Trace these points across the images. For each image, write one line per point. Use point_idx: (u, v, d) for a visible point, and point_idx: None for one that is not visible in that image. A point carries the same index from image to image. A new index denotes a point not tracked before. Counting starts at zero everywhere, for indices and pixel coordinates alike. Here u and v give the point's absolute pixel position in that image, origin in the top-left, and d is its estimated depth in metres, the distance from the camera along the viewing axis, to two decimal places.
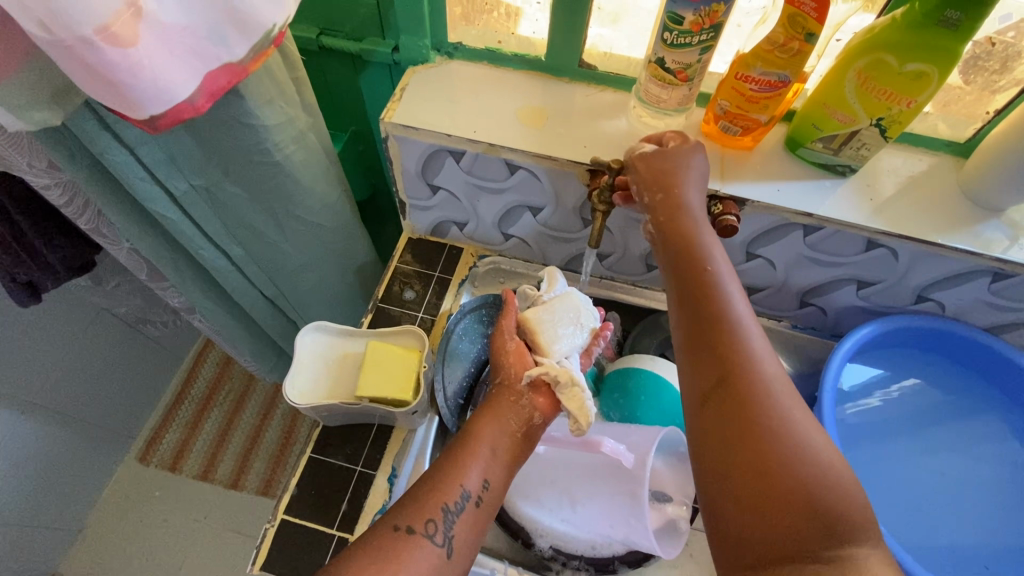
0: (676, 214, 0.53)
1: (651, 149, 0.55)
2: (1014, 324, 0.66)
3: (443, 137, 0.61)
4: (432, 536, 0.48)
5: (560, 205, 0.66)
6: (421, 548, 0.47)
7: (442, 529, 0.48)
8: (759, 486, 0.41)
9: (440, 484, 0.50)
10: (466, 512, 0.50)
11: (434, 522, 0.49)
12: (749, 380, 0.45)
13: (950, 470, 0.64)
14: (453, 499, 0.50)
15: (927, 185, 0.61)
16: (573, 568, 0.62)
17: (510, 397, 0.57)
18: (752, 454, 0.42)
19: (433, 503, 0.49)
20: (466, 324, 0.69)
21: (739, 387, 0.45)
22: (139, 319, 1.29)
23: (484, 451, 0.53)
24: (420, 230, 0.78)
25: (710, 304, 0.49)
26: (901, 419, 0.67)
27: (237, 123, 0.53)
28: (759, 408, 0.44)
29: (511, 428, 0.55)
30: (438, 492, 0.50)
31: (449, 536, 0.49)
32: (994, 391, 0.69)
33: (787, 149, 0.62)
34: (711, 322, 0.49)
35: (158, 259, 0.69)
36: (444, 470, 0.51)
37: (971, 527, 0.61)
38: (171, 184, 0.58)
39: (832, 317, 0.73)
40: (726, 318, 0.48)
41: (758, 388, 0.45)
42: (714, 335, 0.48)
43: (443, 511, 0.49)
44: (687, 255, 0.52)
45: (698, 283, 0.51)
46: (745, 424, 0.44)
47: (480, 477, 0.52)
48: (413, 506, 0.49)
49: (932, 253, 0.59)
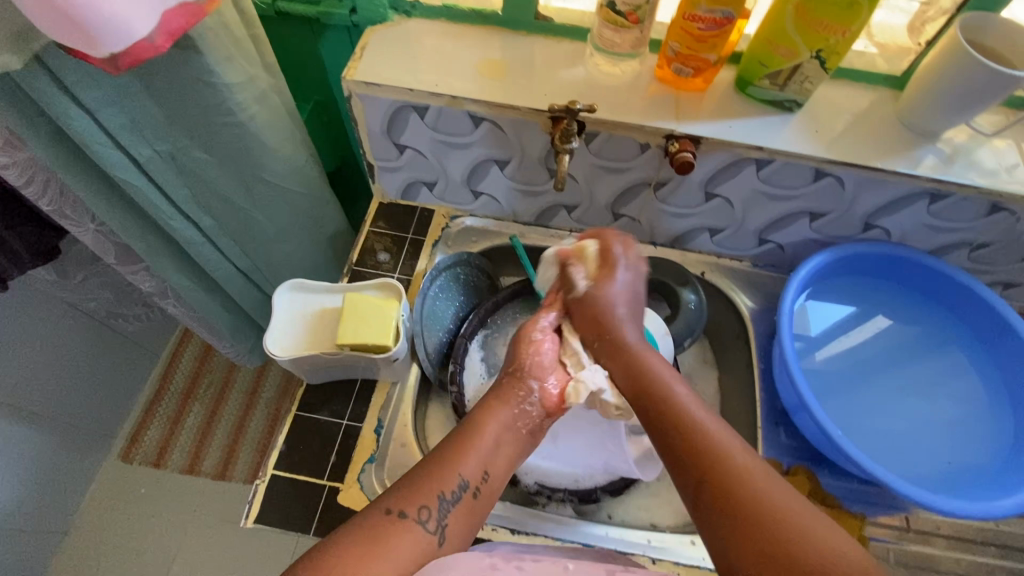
0: (600, 313, 0.59)
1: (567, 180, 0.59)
2: (955, 244, 0.70)
3: (406, 92, 0.62)
4: (424, 523, 0.45)
5: (525, 157, 0.68)
6: (411, 534, 0.44)
7: (436, 516, 0.45)
8: (740, 523, 0.42)
9: (437, 471, 0.48)
10: (463, 501, 0.47)
11: (427, 508, 0.45)
12: (687, 427, 0.48)
13: (920, 398, 0.70)
14: (449, 488, 0.47)
15: (868, 117, 0.65)
16: (557, 501, 0.66)
17: (517, 387, 0.56)
18: (716, 488, 0.44)
19: (428, 489, 0.47)
20: (443, 280, 0.74)
21: (699, 461, 0.46)
22: (111, 314, 1.27)
23: (486, 443, 0.51)
24: (391, 194, 0.79)
25: (637, 372, 0.54)
26: (870, 358, 0.73)
27: (198, 82, 0.54)
28: (732, 480, 0.44)
29: (518, 425, 0.54)
30: (435, 479, 0.47)
31: (441, 525, 0.45)
32: (944, 313, 0.74)
33: (737, 89, 0.65)
34: (656, 406, 0.51)
35: (126, 234, 0.69)
36: (439, 458, 0.49)
37: (944, 446, 0.66)
38: (134, 149, 0.57)
39: (790, 253, 0.77)
40: (665, 396, 0.51)
41: (714, 453, 0.46)
42: (649, 399, 0.51)
43: (438, 499, 0.46)
44: (620, 352, 0.56)
45: (625, 354, 0.56)
46: (728, 499, 0.43)
47: (479, 466, 0.50)
48: (408, 491, 0.46)
49: (875, 177, 0.63)
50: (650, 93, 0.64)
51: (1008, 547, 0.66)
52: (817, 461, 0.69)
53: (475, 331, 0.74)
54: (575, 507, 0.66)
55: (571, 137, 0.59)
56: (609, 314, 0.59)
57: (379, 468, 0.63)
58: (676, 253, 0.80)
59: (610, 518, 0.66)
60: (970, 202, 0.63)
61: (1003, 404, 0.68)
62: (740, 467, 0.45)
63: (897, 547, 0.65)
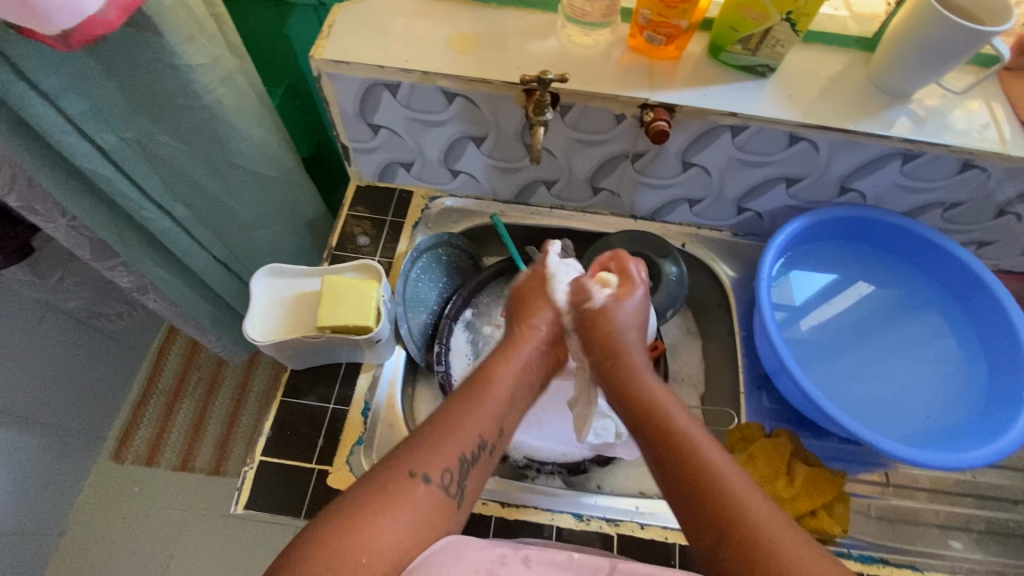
0: (608, 333, 0.58)
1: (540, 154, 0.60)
2: (929, 205, 0.71)
3: (377, 69, 0.61)
4: (446, 487, 0.46)
5: (501, 132, 0.68)
6: (430, 498, 0.45)
7: (457, 479, 0.47)
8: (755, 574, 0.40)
9: (456, 430, 0.49)
10: (480, 460, 0.49)
11: (450, 471, 0.47)
12: (694, 466, 0.46)
13: (902, 363, 0.71)
14: (469, 449, 0.49)
15: (841, 80, 0.65)
16: (547, 473, 0.67)
17: (530, 333, 0.59)
18: (729, 538, 0.42)
19: (451, 453, 0.48)
20: (425, 262, 0.75)
21: (698, 488, 0.44)
22: (93, 314, 1.23)
23: (498, 396, 0.53)
24: (367, 176, 0.79)
25: (641, 407, 0.52)
26: (852, 324, 0.74)
27: (159, 63, 0.53)
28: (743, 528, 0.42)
29: (532, 378, 0.57)
30: (456, 441, 0.48)
31: (460, 485, 0.48)
32: (923, 275, 0.75)
33: (710, 56, 0.65)
34: (654, 426, 0.50)
35: (97, 226, 0.67)
36: (458, 417, 0.50)
37: (927, 407, 0.68)
38: (99, 137, 0.56)
39: (768, 221, 0.78)
40: (668, 430, 0.49)
41: (719, 481, 0.44)
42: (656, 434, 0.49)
43: (459, 461, 0.48)
44: (627, 382, 0.55)
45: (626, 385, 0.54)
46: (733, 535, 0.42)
47: (495, 424, 0.52)
48: (430, 450, 0.47)
49: (849, 140, 0.63)
50: (623, 63, 0.63)
51: (984, 497, 0.68)
52: (797, 423, 0.70)
53: (459, 311, 0.75)
54: (564, 479, 0.67)
55: (545, 111, 0.59)
56: (618, 334, 0.58)
57: (367, 449, 0.63)
58: (657, 226, 0.80)
59: (600, 488, 0.68)
60: (942, 160, 0.64)
61: (979, 361, 0.70)
62: (746, 497, 0.43)
63: (879, 502, 0.66)
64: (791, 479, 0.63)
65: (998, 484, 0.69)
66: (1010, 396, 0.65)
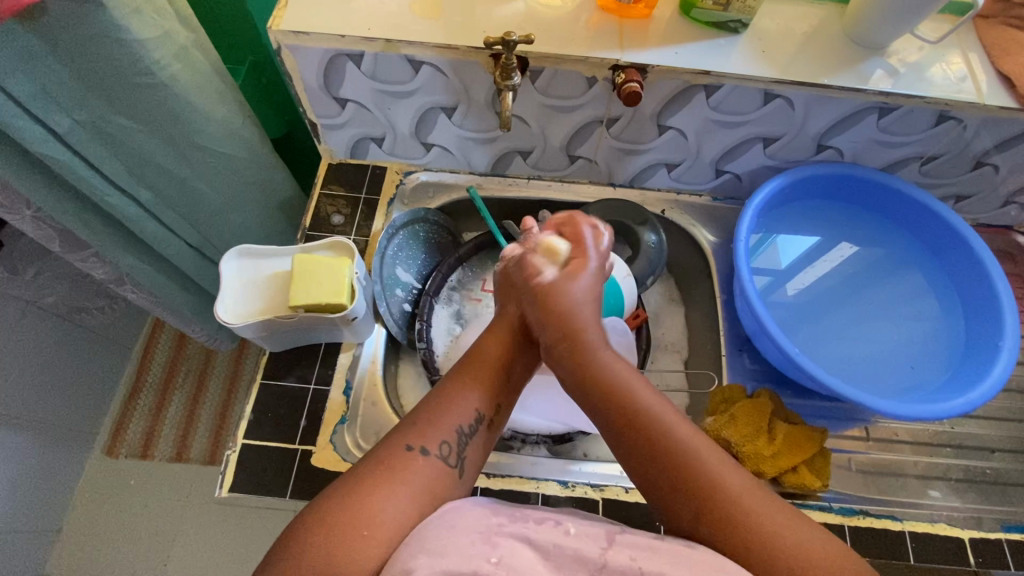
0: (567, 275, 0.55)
1: (508, 115, 0.58)
2: (907, 159, 0.70)
3: (338, 39, 0.59)
4: (445, 458, 0.46)
5: (471, 101, 0.66)
6: (426, 466, 0.45)
7: (455, 450, 0.47)
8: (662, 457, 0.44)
9: (447, 407, 0.49)
10: (478, 434, 0.49)
11: (447, 443, 0.47)
12: (599, 370, 0.49)
13: (891, 325, 0.71)
14: (467, 422, 0.49)
15: (817, 33, 0.64)
16: (532, 443, 0.68)
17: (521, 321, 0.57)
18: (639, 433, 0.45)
19: (444, 427, 0.47)
20: (401, 239, 0.74)
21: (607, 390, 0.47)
22: (73, 309, 1.20)
23: (488, 368, 0.52)
24: (339, 154, 0.77)
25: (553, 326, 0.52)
26: (836, 286, 0.74)
27: (105, 40, 0.50)
28: (649, 421, 0.45)
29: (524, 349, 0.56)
30: (451, 412, 0.48)
31: (461, 456, 0.47)
32: (897, 231, 0.76)
33: (683, 13, 0.63)
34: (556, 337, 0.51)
35: (61, 214, 0.65)
36: (452, 392, 0.50)
37: (912, 362, 0.68)
38: (50, 120, 0.54)
39: (747, 182, 0.77)
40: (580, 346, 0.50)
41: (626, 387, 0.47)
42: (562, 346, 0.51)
43: (455, 433, 0.48)
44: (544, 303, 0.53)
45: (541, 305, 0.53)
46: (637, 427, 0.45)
47: (492, 399, 0.51)
48: (427, 427, 0.47)
49: (823, 95, 0.62)
50: (593, 24, 0.62)
51: (964, 447, 0.69)
52: (778, 383, 0.71)
53: (439, 287, 0.75)
54: (549, 448, 0.69)
55: (512, 77, 0.58)
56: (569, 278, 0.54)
57: (350, 428, 0.63)
58: (635, 192, 0.80)
59: (585, 456, 0.70)
60: (918, 113, 0.63)
61: (957, 314, 0.70)
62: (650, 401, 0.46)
63: (860, 456, 0.67)
64: (772, 436, 0.64)
65: (979, 435, 0.70)
66: (983, 347, 0.66)
